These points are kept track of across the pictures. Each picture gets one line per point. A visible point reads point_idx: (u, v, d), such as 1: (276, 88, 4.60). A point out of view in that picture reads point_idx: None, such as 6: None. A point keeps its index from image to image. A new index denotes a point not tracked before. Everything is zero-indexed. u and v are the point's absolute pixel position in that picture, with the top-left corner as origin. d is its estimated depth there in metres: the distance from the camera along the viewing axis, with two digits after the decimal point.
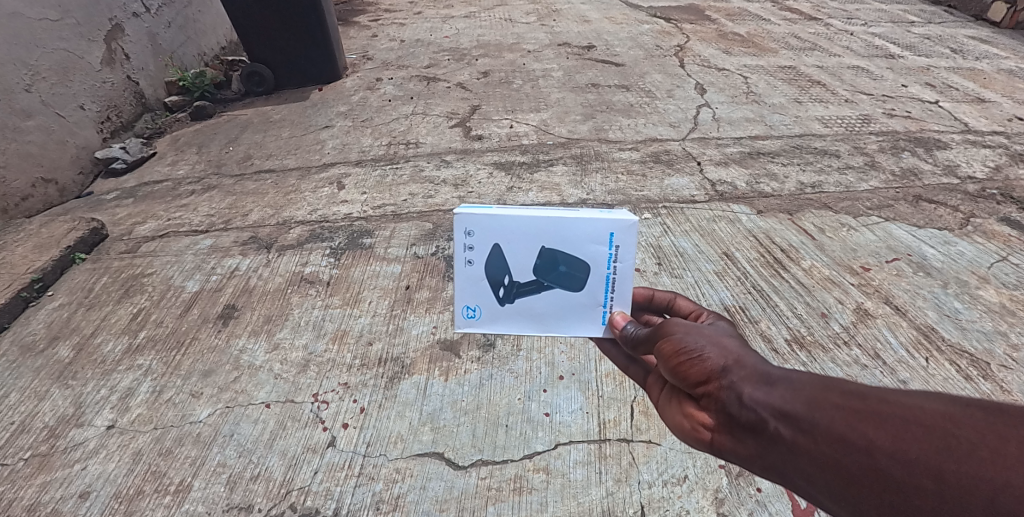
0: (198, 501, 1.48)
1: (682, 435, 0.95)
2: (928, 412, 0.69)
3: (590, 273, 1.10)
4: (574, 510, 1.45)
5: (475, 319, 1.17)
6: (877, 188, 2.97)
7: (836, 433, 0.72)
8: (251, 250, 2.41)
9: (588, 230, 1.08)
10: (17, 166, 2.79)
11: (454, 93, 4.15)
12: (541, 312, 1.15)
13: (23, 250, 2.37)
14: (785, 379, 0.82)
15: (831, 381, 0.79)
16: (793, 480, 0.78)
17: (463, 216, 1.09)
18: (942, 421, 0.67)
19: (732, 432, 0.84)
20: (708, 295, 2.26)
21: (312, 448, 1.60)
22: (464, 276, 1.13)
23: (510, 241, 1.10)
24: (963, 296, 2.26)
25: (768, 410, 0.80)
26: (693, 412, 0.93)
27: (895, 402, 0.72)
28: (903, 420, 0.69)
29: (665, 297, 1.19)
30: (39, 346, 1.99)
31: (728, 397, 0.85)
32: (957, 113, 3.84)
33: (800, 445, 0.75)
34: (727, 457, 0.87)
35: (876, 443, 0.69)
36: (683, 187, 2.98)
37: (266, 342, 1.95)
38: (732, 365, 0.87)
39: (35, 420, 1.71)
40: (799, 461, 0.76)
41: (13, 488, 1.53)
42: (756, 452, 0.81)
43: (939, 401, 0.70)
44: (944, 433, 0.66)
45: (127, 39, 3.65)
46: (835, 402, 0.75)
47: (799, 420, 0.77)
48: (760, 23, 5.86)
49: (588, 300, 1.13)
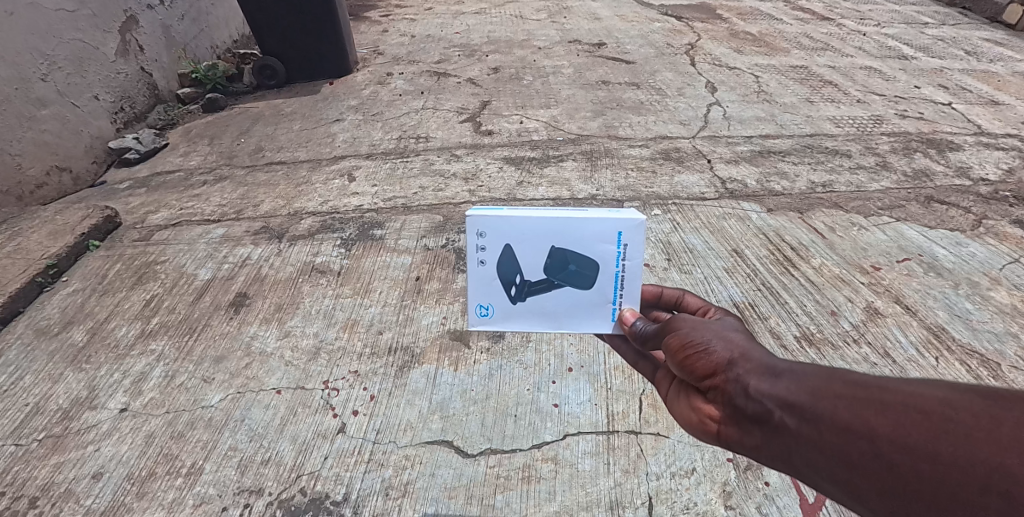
0: (210, 484, 1.49)
1: (690, 429, 0.95)
2: (927, 398, 0.68)
3: (600, 271, 1.10)
4: (582, 500, 1.46)
5: (487, 317, 1.17)
6: (889, 188, 2.95)
7: (838, 421, 0.72)
8: (263, 240, 2.43)
9: (597, 229, 1.07)
10: (32, 154, 2.82)
11: (464, 89, 4.16)
12: (552, 310, 1.15)
13: (39, 236, 2.40)
14: (790, 371, 0.81)
15: (835, 372, 0.79)
16: (799, 469, 0.77)
17: (475, 217, 1.10)
18: (941, 406, 0.67)
19: (738, 423, 0.84)
20: (718, 292, 2.26)
21: (322, 434, 1.61)
22: (477, 276, 1.14)
23: (521, 241, 1.10)
24: (974, 297, 2.24)
25: (773, 401, 0.80)
26: (699, 405, 0.92)
27: (897, 389, 0.71)
28: (904, 406, 0.69)
29: (674, 293, 1.18)
30: (53, 330, 2.01)
31: (734, 390, 0.85)
32: (971, 115, 3.81)
33: (804, 434, 0.75)
34: (735, 448, 0.87)
35: (876, 429, 0.69)
36: (693, 184, 2.97)
37: (278, 330, 1.96)
38: (738, 358, 0.87)
39: (49, 402, 1.73)
40: (804, 450, 0.76)
41: (28, 467, 1.55)
42: (762, 442, 0.81)
43: (940, 387, 0.69)
44: (943, 418, 0.66)
45: (141, 31, 3.68)
46: (837, 391, 0.75)
47: (802, 410, 0.76)
48: (772, 22, 5.83)
49: (598, 298, 1.13)
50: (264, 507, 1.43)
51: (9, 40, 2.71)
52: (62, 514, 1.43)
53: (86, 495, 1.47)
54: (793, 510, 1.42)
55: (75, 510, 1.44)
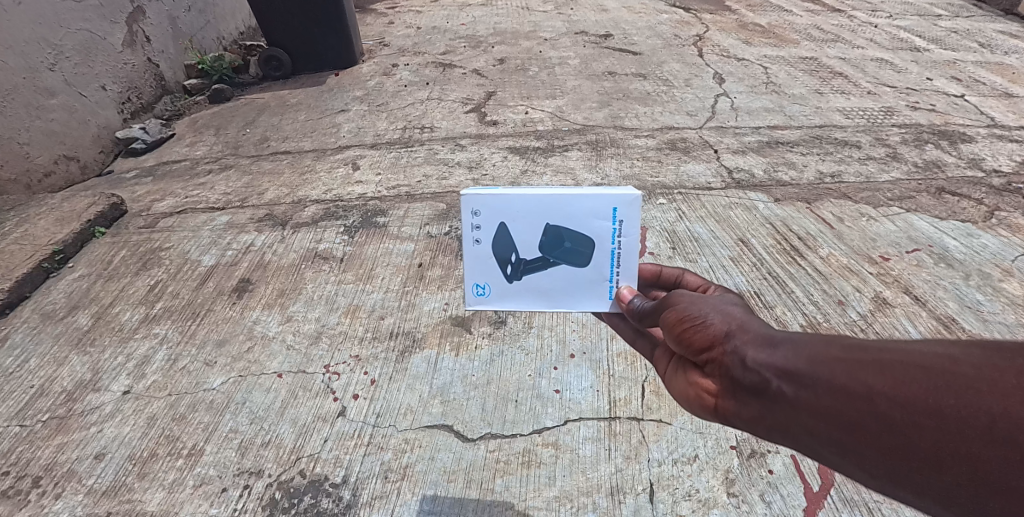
0: (210, 465, 1.49)
1: (688, 405, 0.93)
2: (926, 354, 0.67)
3: (595, 248, 1.09)
4: (583, 485, 1.45)
5: (484, 296, 1.17)
6: (899, 179, 2.91)
7: (836, 383, 0.71)
8: (266, 227, 2.44)
9: (591, 205, 1.06)
10: (40, 143, 2.84)
11: (469, 80, 4.14)
12: (548, 288, 1.14)
13: (46, 222, 2.41)
14: (787, 339, 0.80)
15: (833, 338, 0.77)
16: (798, 438, 0.75)
17: (470, 196, 1.09)
18: (940, 360, 0.65)
19: (735, 395, 0.83)
20: (723, 280, 2.23)
21: (323, 417, 1.61)
22: (473, 255, 1.13)
23: (515, 219, 1.09)
24: (985, 288, 2.20)
25: (771, 370, 0.78)
26: (697, 379, 0.91)
27: (895, 349, 0.69)
28: (902, 363, 0.67)
29: (673, 272, 1.16)
30: (59, 314, 2.03)
31: (732, 362, 0.83)
32: (984, 107, 3.74)
33: (802, 400, 0.73)
34: (734, 422, 0.85)
35: (876, 389, 0.67)
36: (698, 174, 2.94)
37: (280, 315, 1.96)
38: (736, 330, 0.85)
39: (54, 385, 1.74)
40: (802, 417, 0.74)
41: (32, 447, 1.56)
42: (759, 413, 0.79)
43: (938, 345, 0.68)
44: (942, 371, 0.64)
45: (148, 22, 3.69)
46: (835, 355, 0.73)
47: (801, 377, 0.74)
48: (782, 14, 5.76)
49: (594, 276, 1.12)
50: (264, 488, 1.43)
51: (17, 29, 2.72)
52: (65, 493, 1.44)
53: (88, 475, 1.48)
54: (797, 499, 1.40)
55: (78, 490, 1.45)
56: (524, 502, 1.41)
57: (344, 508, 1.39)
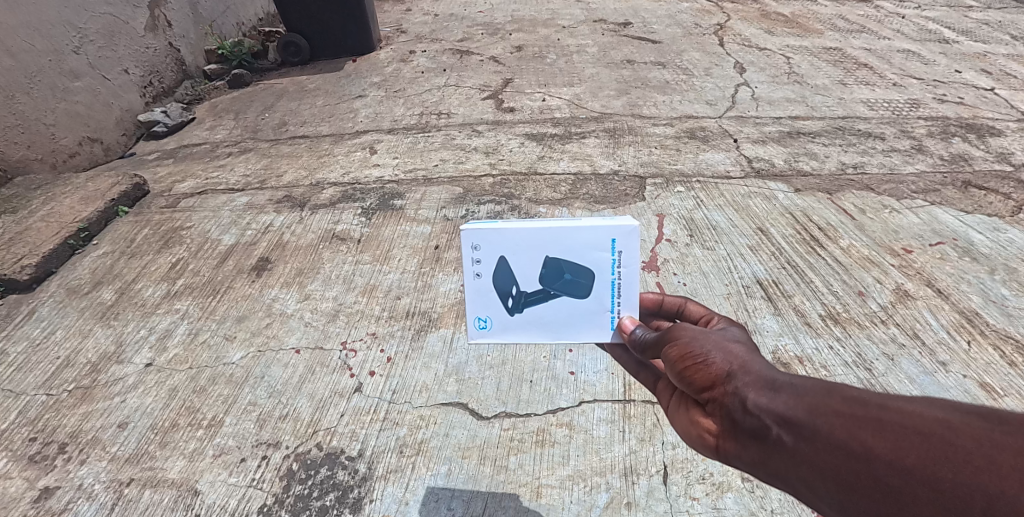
0: (230, 436, 1.52)
1: (688, 441, 0.88)
2: (928, 418, 0.61)
3: (596, 279, 1.08)
4: (596, 465, 1.45)
5: (487, 330, 1.15)
6: (923, 172, 2.85)
7: (836, 440, 0.65)
8: (285, 208, 2.46)
9: (590, 237, 1.05)
10: (65, 125, 2.89)
11: (487, 67, 4.13)
12: (550, 321, 1.12)
13: (71, 200, 2.46)
14: (790, 384, 0.75)
15: (836, 386, 0.72)
16: (796, 488, 0.70)
17: (469, 231, 1.09)
18: (939, 428, 0.60)
19: (735, 438, 0.77)
20: (741, 268, 2.21)
21: (339, 392, 1.63)
22: (474, 288, 1.12)
23: (515, 253, 1.08)
24: (1011, 283, 2.15)
25: (771, 417, 0.73)
26: (697, 418, 0.86)
27: (898, 408, 0.64)
28: (903, 426, 0.62)
29: (675, 301, 1.11)
30: (84, 289, 2.07)
31: (733, 404, 0.79)
32: (1015, 101, 3.64)
33: (800, 452, 0.68)
34: (733, 464, 0.80)
35: (875, 451, 0.62)
36: (718, 162, 2.91)
37: (299, 293, 1.99)
38: (738, 370, 0.81)
39: (79, 356, 1.79)
40: (800, 469, 0.69)
41: (57, 415, 1.60)
42: (760, 459, 0.74)
43: (940, 409, 0.62)
44: (941, 440, 0.59)
45: (170, 7, 3.72)
46: (834, 407, 0.68)
47: (799, 427, 0.69)
48: (806, 3, 5.65)
49: (595, 306, 1.10)
50: (281, 459, 1.46)
51: (43, 13, 2.78)
52: (89, 459, 1.48)
53: (112, 443, 1.52)
54: None
55: (102, 456, 1.49)
56: (537, 481, 1.41)
57: (360, 480, 1.41)
